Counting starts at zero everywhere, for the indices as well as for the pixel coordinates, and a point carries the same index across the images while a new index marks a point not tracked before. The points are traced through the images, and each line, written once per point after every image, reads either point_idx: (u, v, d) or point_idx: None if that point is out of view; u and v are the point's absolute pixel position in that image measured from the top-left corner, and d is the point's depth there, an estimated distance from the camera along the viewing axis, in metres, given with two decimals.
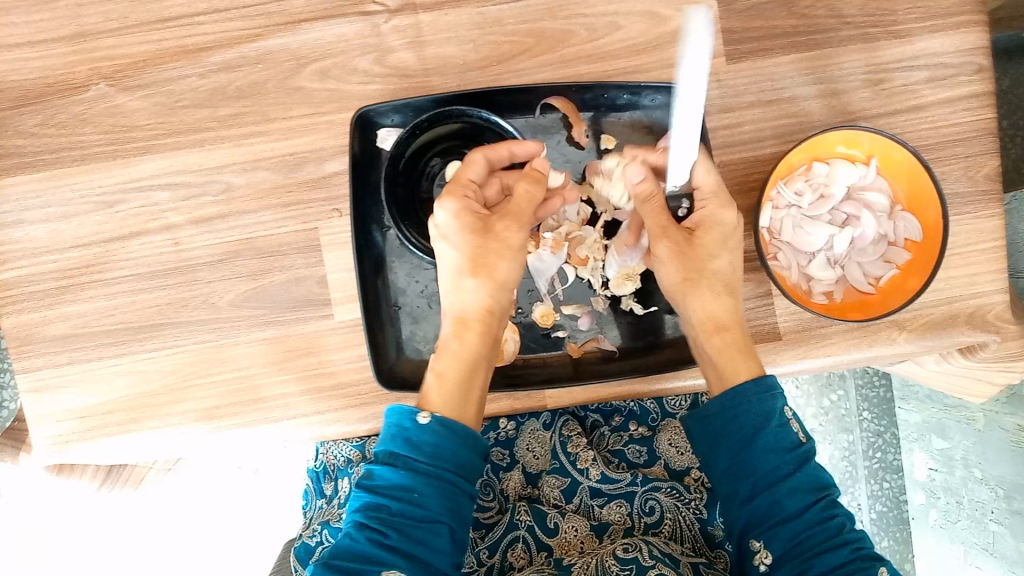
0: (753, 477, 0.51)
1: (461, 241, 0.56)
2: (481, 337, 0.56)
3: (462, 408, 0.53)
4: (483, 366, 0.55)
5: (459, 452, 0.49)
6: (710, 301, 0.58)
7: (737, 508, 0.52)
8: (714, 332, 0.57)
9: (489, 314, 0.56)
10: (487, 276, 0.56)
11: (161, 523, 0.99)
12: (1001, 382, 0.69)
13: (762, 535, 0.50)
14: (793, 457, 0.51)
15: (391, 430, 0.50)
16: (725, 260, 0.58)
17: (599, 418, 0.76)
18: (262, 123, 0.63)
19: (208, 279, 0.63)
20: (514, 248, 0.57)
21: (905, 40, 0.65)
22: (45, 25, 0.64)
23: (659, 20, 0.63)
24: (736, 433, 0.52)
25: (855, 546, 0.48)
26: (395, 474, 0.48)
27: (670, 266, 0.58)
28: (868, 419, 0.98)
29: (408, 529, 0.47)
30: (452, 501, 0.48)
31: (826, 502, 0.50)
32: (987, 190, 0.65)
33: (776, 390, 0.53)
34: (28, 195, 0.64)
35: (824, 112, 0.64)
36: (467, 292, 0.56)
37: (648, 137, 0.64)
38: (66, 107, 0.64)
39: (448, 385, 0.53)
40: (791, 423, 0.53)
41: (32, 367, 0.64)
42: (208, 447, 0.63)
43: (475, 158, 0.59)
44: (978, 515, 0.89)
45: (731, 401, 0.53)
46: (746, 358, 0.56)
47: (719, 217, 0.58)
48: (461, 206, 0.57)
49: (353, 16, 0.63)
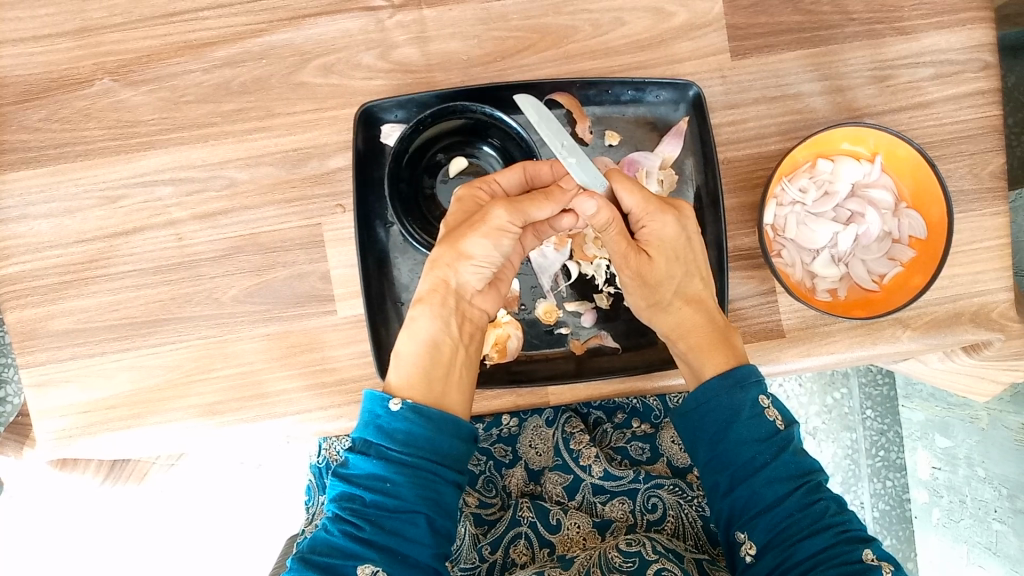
0: (732, 468, 0.52)
1: (446, 219, 0.57)
2: (437, 314, 0.55)
3: (426, 386, 0.52)
4: (447, 344, 0.55)
5: (435, 438, 0.49)
6: (674, 314, 0.58)
7: (720, 499, 0.53)
8: (680, 340, 0.58)
9: (446, 287, 0.55)
10: (449, 246, 0.55)
11: (166, 518, 1.00)
12: (1005, 380, 0.68)
13: (745, 525, 0.51)
14: (770, 446, 0.51)
15: (365, 417, 0.50)
16: (679, 276, 0.58)
17: (601, 416, 0.76)
18: (266, 118, 0.63)
19: (211, 274, 0.63)
20: (489, 227, 0.54)
21: (910, 36, 0.65)
22: (50, 20, 0.64)
23: (663, 16, 0.63)
24: (709, 428, 0.53)
25: (838, 529, 0.49)
26: (368, 464, 0.48)
27: (633, 295, 0.58)
28: (872, 417, 0.97)
29: (383, 520, 0.47)
30: (428, 489, 0.48)
31: (807, 487, 0.50)
32: (992, 188, 0.65)
33: (746, 382, 0.53)
34: (32, 189, 0.64)
35: (830, 109, 0.64)
36: (431, 264, 0.56)
37: (652, 133, 0.63)
38: (70, 102, 0.64)
39: (406, 365, 0.53)
40: (768, 412, 0.53)
41: (35, 362, 0.64)
42: (212, 443, 0.64)
43: (513, 167, 0.58)
44: (981, 514, 0.90)
45: (703, 396, 0.53)
46: (714, 352, 0.56)
47: (661, 227, 0.57)
48: (467, 196, 0.57)
49: (357, 12, 0.63)
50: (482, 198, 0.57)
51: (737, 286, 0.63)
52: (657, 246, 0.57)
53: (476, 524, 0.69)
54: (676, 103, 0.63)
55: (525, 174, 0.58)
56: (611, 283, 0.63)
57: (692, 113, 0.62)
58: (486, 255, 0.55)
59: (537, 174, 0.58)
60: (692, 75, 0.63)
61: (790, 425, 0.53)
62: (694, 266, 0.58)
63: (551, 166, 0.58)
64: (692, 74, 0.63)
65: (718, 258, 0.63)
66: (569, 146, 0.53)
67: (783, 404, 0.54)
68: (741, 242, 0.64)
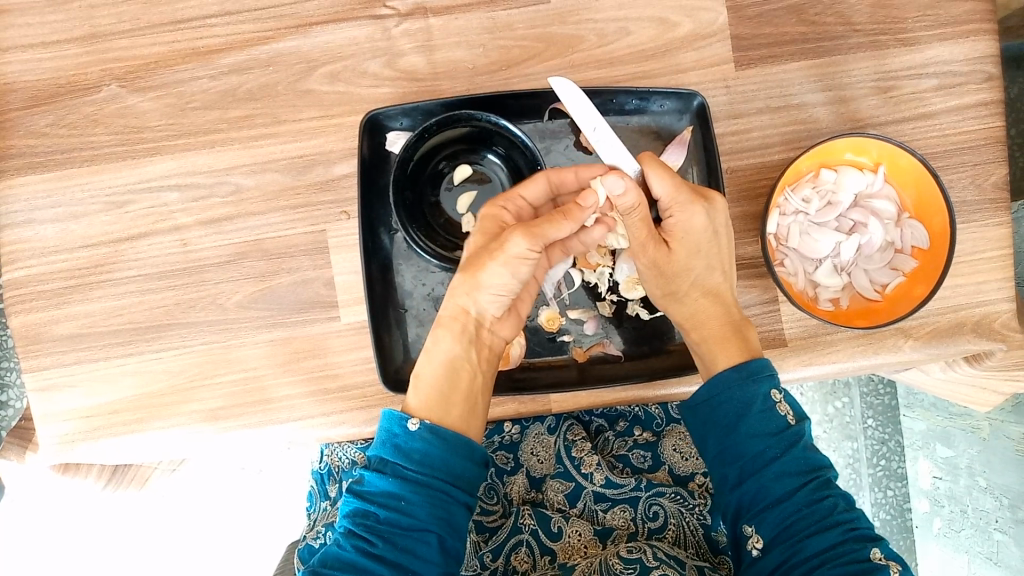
0: (742, 461, 0.52)
1: (469, 241, 0.58)
2: (457, 338, 0.56)
3: (443, 411, 0.53)
4: (465, 368, 0.55)
5: (449, 459, 0.50)
6: (691, 305, 0.58)
7: (728, 492, 0.53)
8: (694, 330, 0.58)
9: (466, 315, 0.56)
10: (468, 275, 0.55)
11: (167, 522, 1.00)
12: (1006, 391, 0.69)
13: (753, 518, 0.51)
14: (780, 441, 0.51)
15: (382, 436, 0.51)
16: (700, 266, 0.58)
17: (603, 424, 0.77)
18: (272, 125, 0.63)
19: (216, 280, 0.64)
20: (508, 253, 0.54)
21: (913, 48, 0.65)
22: (58, 26, 0.64)
23: (668, 26, 0.64)
24: (719, 421, 0.53)
25: (846, 527, 0.48)
26: (383, 481, 0.49)
27: (650, 281, 0.59)
28: (873, 426, 0.97)
29: (395, 537, 0.47)
30: (441, 509, 0.48)
31: (817, 483, 0.50)
32: (994, 199, 0.65)
33: (759, 374, 0.53)
34: (38, 194, 0.65)
35: (833, 119, 0.64)
36: (451, 292, 0.56)
37: (656, 142, 0.64)
38: (78, 108, 0.64)
39: (425, 388, 0.54)
40: (779, 405, 0.53)
41: (40, 366, 0.64)
42: (214, 448, 0.64)
43: (536, 177, 0.58)
44: (982, 524, 0.91)
45: (716, 388, 0.54)
46: (726, 346, 0.56)
47: (689, 219, 0.56)
48: (489, 216, 0.58)
49: (364, 20, 0.64)
50: (506, 219, 0.58)
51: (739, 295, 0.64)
52: (682, 236, 0.57)
53: (477, 531, 0.69)
54: (680, 113, 0.63)
55: (548, 183, 0.58)
56: (615, 291, 0.63)
57: (696, 123, 0.63)
58: (504, 283, 0.55)
59: (562, 181, 0.58)
60: (696, 85, 0.64)
61: (802, 421, 0.53)
62: (715, 260, 0.58)
63: (575, 172, 0.58)
64: (696, 84, 0.64)
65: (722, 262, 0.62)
66: (597, 123, 0.59)
67: (794, 398, 0.54)
68: (744, 251, 0.64)
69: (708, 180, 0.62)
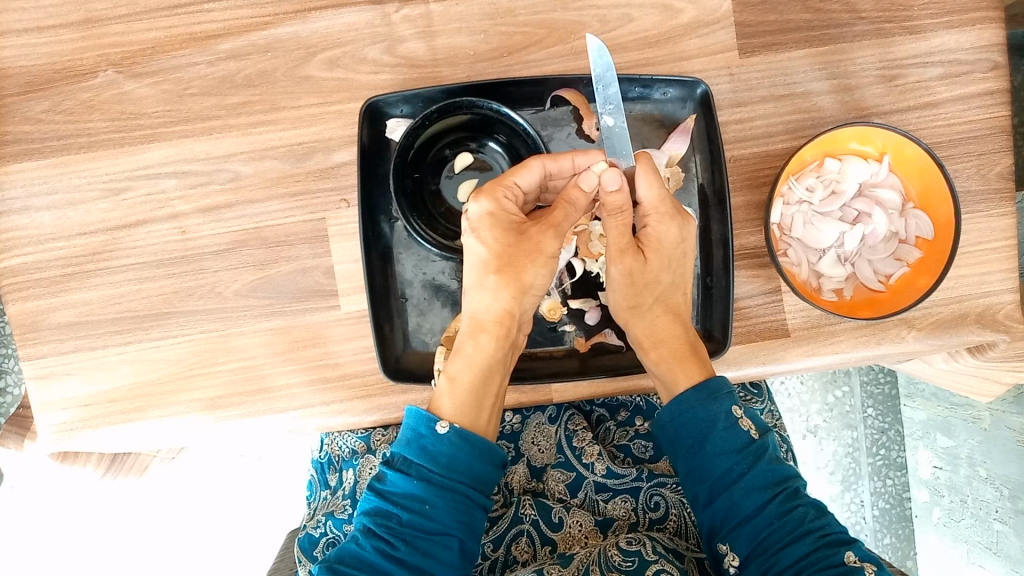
0: (710, 481, 0.52)
1: (485, 238, 0.56)
2: (497, 344, 0.56)
3: (474, 415, 0.54)
4: (498, 372, 0.56)
5: (474, 464, 0.51)
6: (652, 321, 0.59)
7: (701, 511, 0.54)
8: (653, 348, 0.58)
9: (510, 319, 0.56)
10: (512, 278, 0.56)
11: (168, 511, 1.00)
12: (1009, 381, 0.67)
13: (727, 537, 0.52)
14: (745, 456, 0.52)
15: (407, 435, 0.51)
16: (668, 281, 0.59)
17: (604, 413, 0.77)
18: (271, 112, 0.63)
19: (214, 268, 0.63)
20: (545, 255, 0.56)
21: (920, 36, 0.64)
22: (54, 10, 0.63)
23: (671, 12, 0.63)
24: (687, 440, 0.54)
25: (818, 534, 0.49)
26: (407, 483, 0.49)
27: (618, 292, 0.59)
28: (873, 416, 0.97)
29: (417, 541, 0.48)
30: (463, 513, 0.50)
31: (785, 494, 0.51)
32: (1000, 188, 0.65)
33: (720, 393, 0.54)
34: (35, 181, 0.64)
35: (837, 108, 0.64)
36: (495, 298, 0.56)
37: (659, 130, 0.63)
38: (74, 94, 0.64)
39: (459, 391, 0.54)
40: (742, 422, 0.54)
41: (37, 354, 0.64)
42: (213, 438, 0.63)
43: (531, 164, 0.56)
44: (982, 514, 0.91)
45: (679, 408, 0.54)
46: (686, 364, 0.57)
47: (663, 230, 0.58)
48: (496, 207, 0.56)
49: (363, 5, 0.63)
50: (514, 215, 0.57)
51: (742, 285, 0.63)
52: (656, 247, 0.58)
53: None
54: (684, 101, 0.62)
55: (544, 170, 0.56)
56: None
57: (699, 110, 0.62)
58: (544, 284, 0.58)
59: (557, 169, 0.57)
60: (700, 72, 0.63)
61: (765, 434, 0.55)
62: (680, 278, 0.60)
63: (572, 158, 0.57)
64: (699, 71, 0.63)
65: (724, 256, 0.62)
66: (619, 106, 0.56)
67: (754, 414, 0.56)
68: (747, 241, 0.63)
69: (711, 170, 0.62)
